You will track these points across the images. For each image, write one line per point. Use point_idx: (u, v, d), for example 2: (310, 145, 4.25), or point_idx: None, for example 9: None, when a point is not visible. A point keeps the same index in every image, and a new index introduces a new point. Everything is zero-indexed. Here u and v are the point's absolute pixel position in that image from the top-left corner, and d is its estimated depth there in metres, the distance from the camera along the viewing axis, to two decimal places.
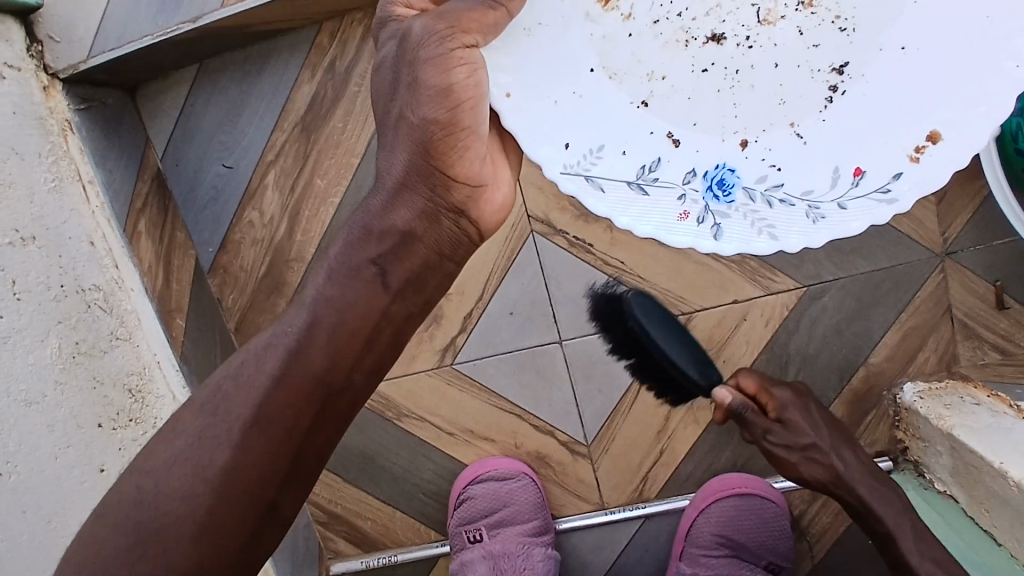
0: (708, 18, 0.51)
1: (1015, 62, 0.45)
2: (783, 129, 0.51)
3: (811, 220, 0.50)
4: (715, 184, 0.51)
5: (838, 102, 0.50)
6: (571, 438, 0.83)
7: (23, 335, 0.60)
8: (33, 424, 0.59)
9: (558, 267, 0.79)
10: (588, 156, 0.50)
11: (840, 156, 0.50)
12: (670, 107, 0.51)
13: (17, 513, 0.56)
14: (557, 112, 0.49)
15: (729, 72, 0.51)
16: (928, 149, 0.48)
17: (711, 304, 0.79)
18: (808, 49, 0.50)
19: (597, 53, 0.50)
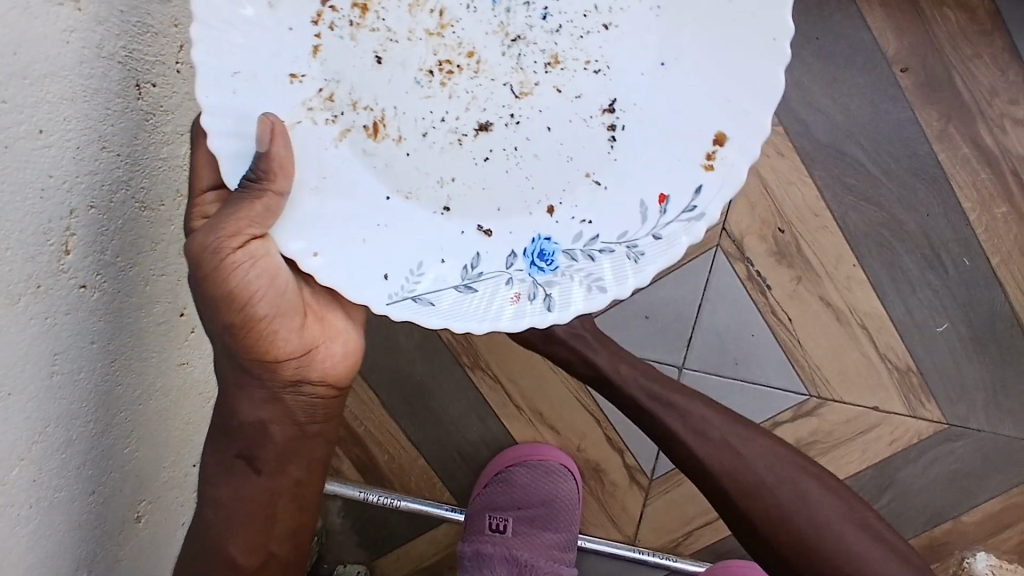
0: (471, 112, 0.44)
1: (769, 35, 0.39)
2: (585, 187, 0.45)
3: (633, 260, 0.43)
4: (536, 255, 0.44)
5: (619, 151, 0.44)
6: (637, 465, 0.76)
7: (166, 119, 0.46)
8: (141, 234, 0.45)
9: (723, 292, 0.70)
10: (412, 275, 0.43)
11: (642, 186, 0.43)
12: (473, 202, 0.45)
13: (86, 342, 0.42)
14: (372, 238, 0.43)
15: (510, 151, 0.45)
16: (716, 155, 0.42)
17: (851, 401, 0.72)
18: (574, 101, 0.44)
19: (383, 178, 0.44)
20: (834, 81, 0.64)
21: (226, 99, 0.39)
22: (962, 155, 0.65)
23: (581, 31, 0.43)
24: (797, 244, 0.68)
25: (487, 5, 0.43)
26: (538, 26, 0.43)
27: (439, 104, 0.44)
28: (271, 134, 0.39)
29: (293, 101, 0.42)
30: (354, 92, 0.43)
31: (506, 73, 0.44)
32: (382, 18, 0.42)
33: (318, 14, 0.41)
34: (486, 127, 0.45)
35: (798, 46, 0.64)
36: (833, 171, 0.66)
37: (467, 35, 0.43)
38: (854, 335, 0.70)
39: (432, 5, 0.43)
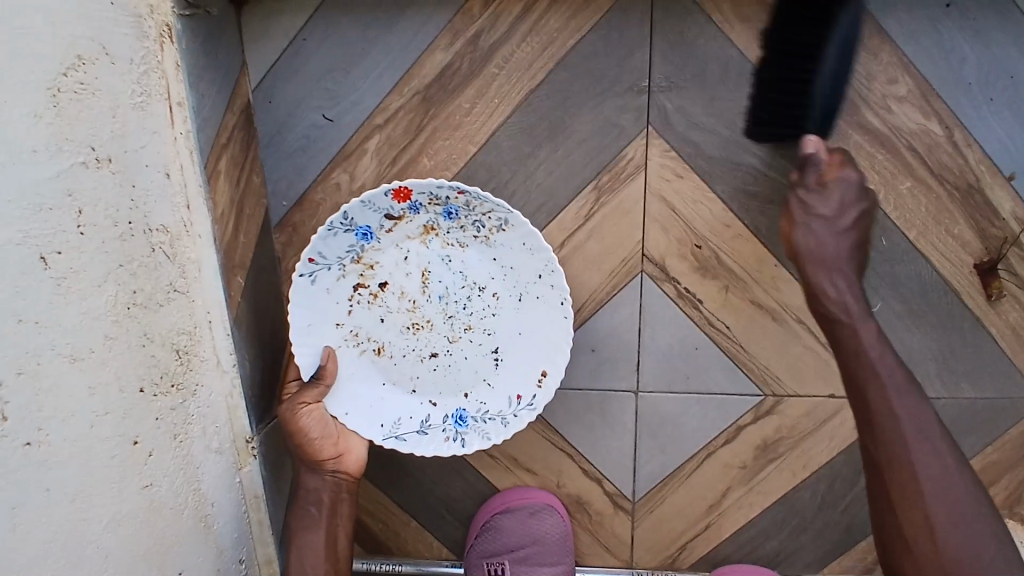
0: (428, 347, 0.70)
1: (564, 315, 0.67)
2: (483, 388, 0.71)
3: (503, 425, 0.70)
4: (457, 418, 0.71)
5: (501, 368, 0.70)
6: (618, 490, 0.78)
7: (80, 278, 0.50)
8: (75, 384, 0.49)
9: (658, 313, 0.72)
10: (394, 424, 0.70)
11: (511, 385, 0.70)
12: (430, 387, 0.71)
13: (41, 492, 0.46)
14: (375, 407, 0.70)
15: (447, 366, 0.70)
16: (545, 381, 0.69)
17: (807, 393, 0.73)
18: (476, 343, 0.70)
19: (386, 375, 0.70)
20: (714, 99, 0.67)
21: (305, 325, 0.67)
22: (853, 142, 0.68)
23: (488, 311, 0.69)
24: (716, 257, 0.70)
25: (437, 301, 0.69)
26: (459, 310, 0.70)
27: (412, 344, 0.70)
28: (327, 357, 0.67)
29: (342, 341, 0.69)
30: (370, 334, 0.69)
31: (443, 334, 0.70)
32: (382, 305, 0.69)
33: (352, 293, 0.68)
34: (435, 354, 0.70)
35: (672, 75, 0.67)
36: (733, 181, 0.68)
37: (424, 313, 0.69)
38: (792, 331, 0.72)
39: (409, 297, 0.69)
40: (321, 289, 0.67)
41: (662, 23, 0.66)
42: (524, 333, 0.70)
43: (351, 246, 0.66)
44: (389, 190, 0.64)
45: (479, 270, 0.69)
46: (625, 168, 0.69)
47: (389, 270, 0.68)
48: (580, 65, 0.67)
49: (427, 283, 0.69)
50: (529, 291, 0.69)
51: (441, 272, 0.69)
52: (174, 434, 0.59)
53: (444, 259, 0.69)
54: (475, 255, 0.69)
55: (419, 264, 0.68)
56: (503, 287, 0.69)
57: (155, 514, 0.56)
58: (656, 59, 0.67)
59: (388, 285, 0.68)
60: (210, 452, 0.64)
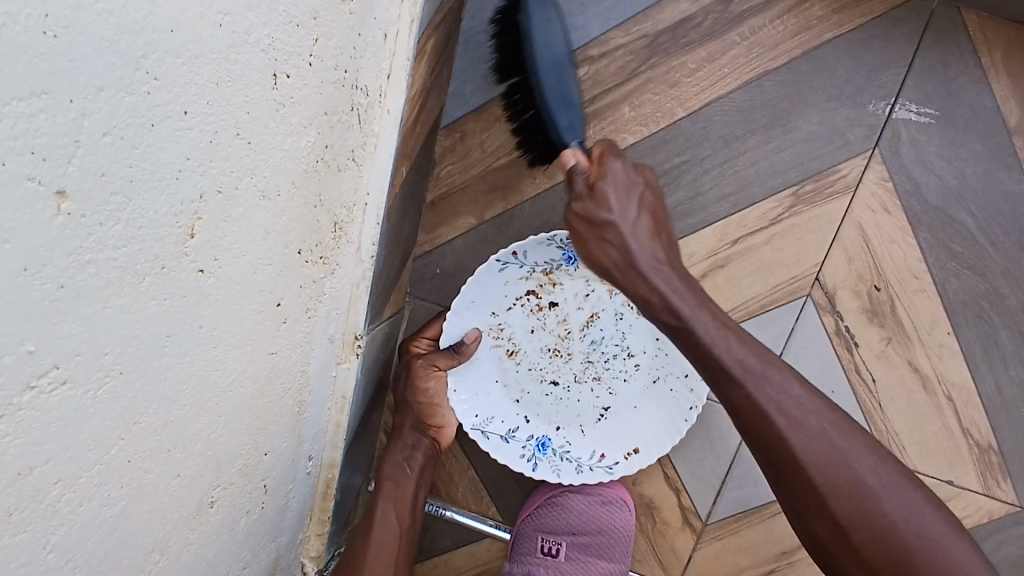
0: (554, 372, 0.68)
1: (685, 418, 0.65)
2: (576, 432, 0.68)
3: (575, 470, 0.67)
4: (539, 444, 0.68)
5: (602, 424, 0.68)
6: (693, 507, 0.74)
7: (294, 111, 0.45)
8: (255, 223, 0.44)
9: (806, 343, 0.67)
10: (486, 420, 0.68)
11: (602, 443, 0.67)
12: (534, 406, 0.68)
13: (194, 327, 0.41)
14: (479, 398, 0.68)
15: (557, 398, 0.68)
16: (631, 456, 0.67)
17: (927, 472, 0.69)
18: (594, 389, 0.68)
19: (501, 375, 0.68)
20: (953, 142, 0.63)
21: (472, 299, 0.67)
22: None
23: (622, 376, 0.68)
24: (891, 304, 0.66)
25: (587, 343, 0.68)
26: (601, 361, 0.68)
27: (542, 364, 0.68)
28: (475, 337, 0.65)
29: (488, 328, 0.68)
30: (513, 334, 0.68)
31: (573, 371, 0.68)
32: (540, 318, 0.68)
33: (522, 295, 0.68)
34: (555, 383, 0.68)
35: (918, 104, 0.63)
36: (940, 233, 0.64)
37: (570, 345, 0.68)
38: (937, 405, 0.67)
39: (568, 325, 0.68)
40: (501, 279, 0.67)
41: (929, 47, 0.62)
42: (639, 409, 0.67)
43: (551, 260, 0.67)
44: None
45: (639, 338, 0.68)
46: (832, 184, 0.65)
47: (566, 295, 0.68)
48: (825, 62, 0.63)
49: (590, 325, 0.68)
50: (668, 379, 0.67)
51: (607, 322, 0.68)
52: (307, 307, 0.54)
53: (618, 313, 0.68)
54: (645, 325, 0.67)
55: (592, 305, 0.68)
56: (648, 360, 0.67)
57: (269, 383, 0.52)
58: (909, 82, 0.63)
59: (556, 306, 0.68)
60: (322, 336, 0.59)
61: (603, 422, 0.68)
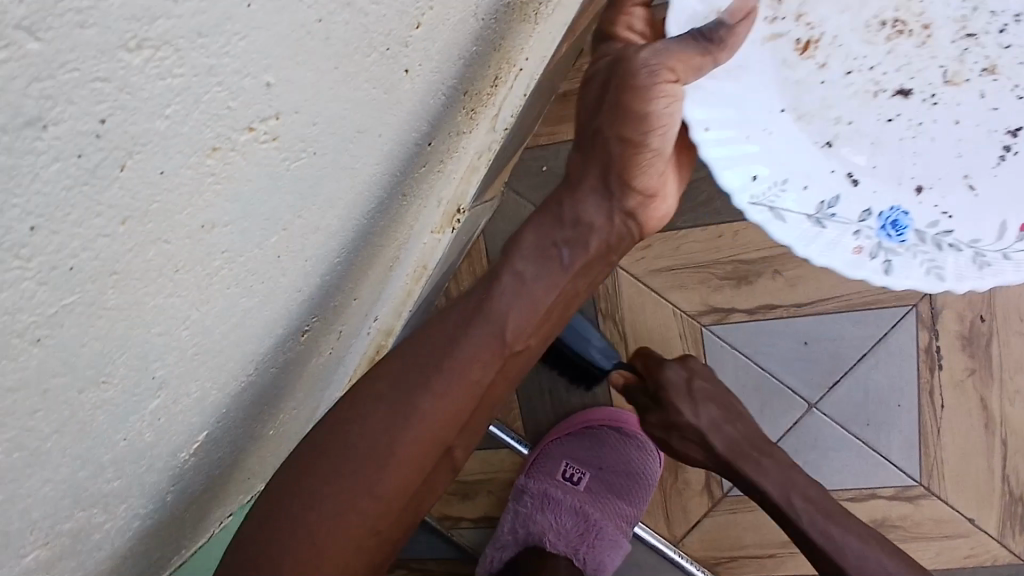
0: (899, 73, 0.42)
1: None
2: (957, 194, 0.42)
3: (977, 265, 0.41)
4: (887, 223, 0.42)
5: (1007, 169, 0.41)
6: (718, 475, 0.72)
7: None
8: (453, 41, 0.41)
9: (890, 351, 0.67)
10: (777, 186, 0.42)
11: (1011, 207, 0.41)
12: (863, 146, 0.43)
13: (376, 130, 0.37)
14: (753, 137, 0.42)
15: (914, 124, 0.42)
16: None
17: (957, 507, 0.68)
18: (980, 109, 0.41)
19: (790, 93, 0.43)
20: None
21: None
22: None
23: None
24: (988, 337, 0.65)
25: None
26: (994, 35, 0.41)
27: (875, 63, 0.42)
28: (744, 14, 0.39)
29: None
30: (806, 7, 0.42)
31: (938, 65, 0.42)
32: None
33: None
34: (902, 96, 0.42)
35: None
36: None
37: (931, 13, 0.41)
38: (991, 446, 0.67)
39: None
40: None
41: None
42: None
43: None
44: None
45: None
46: None
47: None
48: None
49: None
50: None
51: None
52: (440, 157, 0.51)
53: None
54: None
55: None
56: None
57: (389, 218, 0.48)
58: None
59: None
60: (437, 192, 0.55)
61: (1003, 173, 0.41)
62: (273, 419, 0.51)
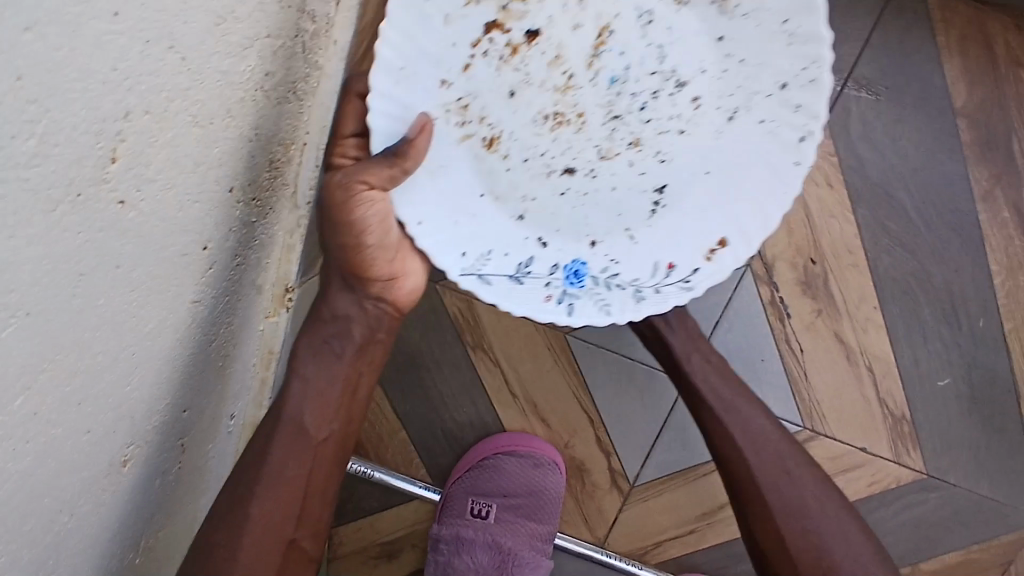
0: (565, 155, 0.48)
1: (795, 159, 0.46)
2: (621, 242, 0.51)
3: (635, 298, 0.50)
4: (570, 273, 0.51)
5: (659, 215, 0.50)
6: (621, 470, 0.74)
7: (237, 29, 0.39)
8: (186, 154, 0.39)
9: (741, 311, 0.70)
10: (481, 257, 0.50)
11: (661, 248, 0.50)
12: (543, 216, 0.50)
13: (111, 264, 0.36)
14: (458, 223, 0.49)
15: (579, 194, 0.50)
16: (718, 251, 0.50)
17: (845, 441, 0.71)
18: (638, 174, 0.49)
19: (483, 178, 0.49)
20: (897, 121, 0.64)
21: (394, 81, 0.43)
22: (1003, 219, 0.65)
23: (678, 119, 0.47)
24: (824, 277, 0.68)
25: (606, 83, 0.46)
26: (635, 114, 0.47)
27: (545, 146, 0.48)
28: (421, 128, 0.44)
29: (434, 101, 0.45)
30: (484, 107, 0.46)
31: (593, 143, 0.48)
32: (516, 66, 0.45)
33: (480, 35, 0.44)
34: (571, 171, 0.49)
35: (867, 86, 0.63)
36: (875, 212, 0.66)
37: (581, 100, 0.47)
38: (858, 376, 0.70)
39: (565, 68, 0.46)
40: (434, 18, 0.42)
41: (885, 26, 0.62)
42: (711, 169, 0.48)
43: None
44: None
45: (693, 52, 0.45)
46: None
47: (552, 12, 0.44)
48: None
49: (602, 50, 0.45)
50: (755, 104, 0.46)
51: (631, 35, 0.45)
52: (234, 252, 0.50)
53: (642, 17, 0.45)
54: (690, 24, 0.45)
55: (602, 13, 0.44)
56: (706, 91, 0.46)
57: (189, 331, 0.47)
58: (862, 60, 0.63)
59: (538, 37, 0.45)
60: (249, 284, 0.54)
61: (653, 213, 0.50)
62: (134, 547, 0.51)
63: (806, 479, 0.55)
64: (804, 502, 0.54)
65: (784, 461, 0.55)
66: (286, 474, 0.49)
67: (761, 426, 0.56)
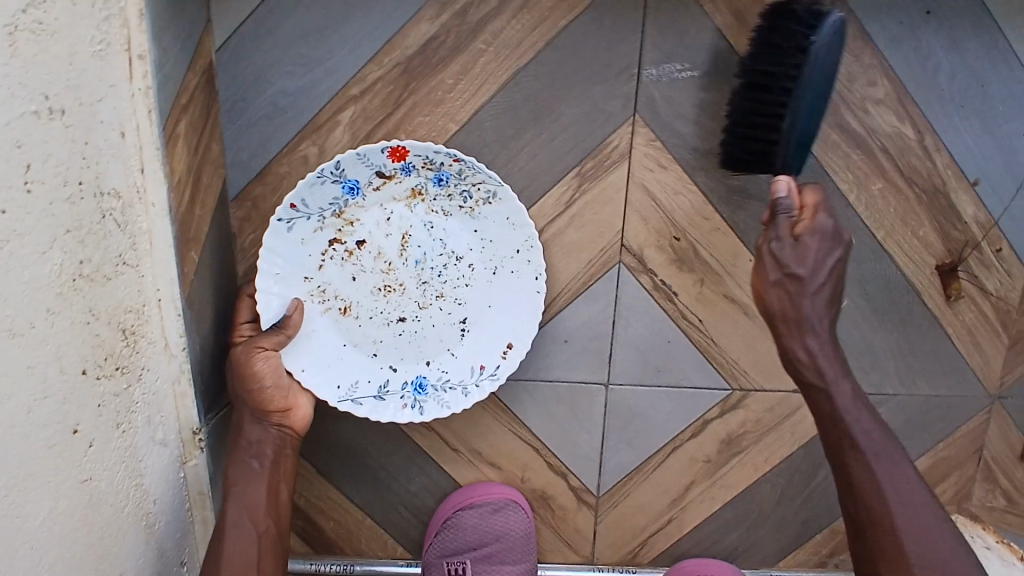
0: (396, 306, 0.69)
1: (539, 289, 0.68)
2: (446, 356, 0.70)
3: (464, 394, 0.70)
4: (415, 386, 0.70)
5: (466, 338, 0.70)
6: (582, 485, 0.76)
7: (24, 241, 0.43)
8: (15, 364, 0.42)
9: (633, 305, 0.72)
10: (351, 387, 0.69)
11: (473, 358, 0.70)
12: (393, 351, 0.70)
13: None
14: (332, 367, 0.68)
15: (412, 333, 0.69)
16: (510, 352, 0.69)
17: (772, 387, 0.74)
18: (447, 314, 0.70)
19: (346, 335, 0.68)
20: (699, 91, 0.66)
21: (276, 278, 0.65)
22: (830, 141, 0.68)
23: (461, 282, 0.69)
24: (693, 250, 0.70)
25: (412, 264, 0.68)
26: (437, 274, 0.68)
27: (381, 307, 0.69)
28: (294, 309, 0.65)
29: (305, 291, 0.67)
30: (336, 290, 0.67)
31: (413, 300, 0.69)
32: (354, 262, 0.67)
33: (327, 248, 0.67)
34: (402, 318, 0.69)
35: (665, 64, 0.65)
36: (714, 175, 0.68)
37: (399, 275, 0.68)
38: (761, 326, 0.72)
39: (384, 257, 0.68)
40: (296, 240, 0.65)
41: (656, 10, 0.64)
42: (491, 306, 0.69)
43: (335, 199, 0.65)
44: (386, 149, 0.63)
45: (458, 238, 0.68)
46: (610, 156, 0.67)
47: (368, 228, 0.67)
48: (571, 47, 0.64)
49: (406, 246, 0.68)
50: (504, 265, 0.69)
51: (420, 237, 0.68)
52: (115, 422, 0.53)
53: (426, 224, 0.67)
54: (456, 224, 0.68)
55: (399, 224, 0.67)
56: (478, 258, 0.68)
57: (93, 510, 0.50)
58: (648, 45, 0.65)
59: (363, 243, 0.67)
60: (150, 441, 0.57)
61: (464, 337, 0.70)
62: None
63: (919, 496, 0.57)
64: (930, 533, 0.56)
65: (915, 494, 0.57)
66: (240, 559, 0.59)
67: (875, 427, 0.59)
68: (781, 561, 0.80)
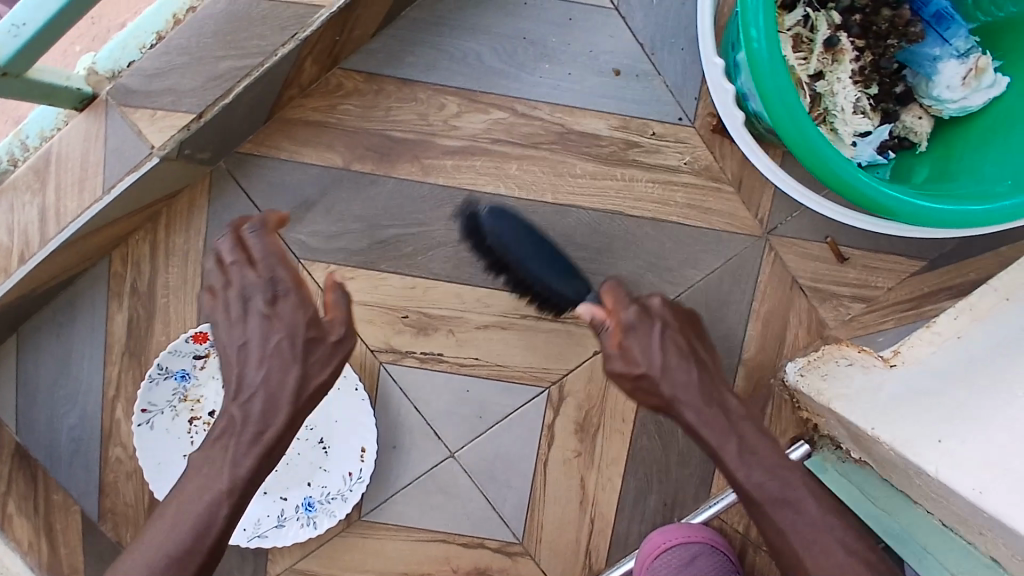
0: None
1: (360, 395, 0.77)
2: (321, 473, 0.79)
3: (345, 499, 0.78)
4: (306, 505, 0.79)
5: (329, 453, 0.79)
6: (502, 542, 0.82)
7: None
8: None
9: (418, 386, 0.79)
10: (256, 526, 0.79)
11: (342, 467, 0.79)
12: (279, 484, 0.80)
13: None
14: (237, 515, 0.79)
15: (286, 464, 0.80)
16: (365, 453, 0.78)
17: (575, 365, 0.80)
18: (305, 436, 0.80)
19: None
20: (329, 209, 0.75)
21: (155, 467, 0.76)
22: (452, 166, 0.75)
23: None
24: (426, 316, 0.78)
25: None
26: None
27: None
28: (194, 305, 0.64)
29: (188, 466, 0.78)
30: None
31: None
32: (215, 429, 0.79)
33: (189, 427, 0.78)
34: None
35: (289, 212, 0.75)
36: (391, 255, 0.77)
37: None
38: (524, 327, 0.79)
39: None
40: (162, 432, 0.77)
41: (250, 185, 0.75)
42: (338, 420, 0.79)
43: (175, 390, 0.76)
44: (189, 336, 0.74)
45: None
46: (309, 300, 0.77)
47: (213, 399, 0.78)
48: (219, 253, 0.76)
49: None
50: None
51: None
52: None
53: None
54: None
55: None
56: None
57: None
58: (266, 210, 0.75)
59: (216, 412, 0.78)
60: None
61: (327, 452, 0.79)
62: None
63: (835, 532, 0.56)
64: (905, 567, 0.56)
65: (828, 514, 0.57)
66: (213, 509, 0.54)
67: (768, 480, 0.58)
68: (712, 488, 0.82)
